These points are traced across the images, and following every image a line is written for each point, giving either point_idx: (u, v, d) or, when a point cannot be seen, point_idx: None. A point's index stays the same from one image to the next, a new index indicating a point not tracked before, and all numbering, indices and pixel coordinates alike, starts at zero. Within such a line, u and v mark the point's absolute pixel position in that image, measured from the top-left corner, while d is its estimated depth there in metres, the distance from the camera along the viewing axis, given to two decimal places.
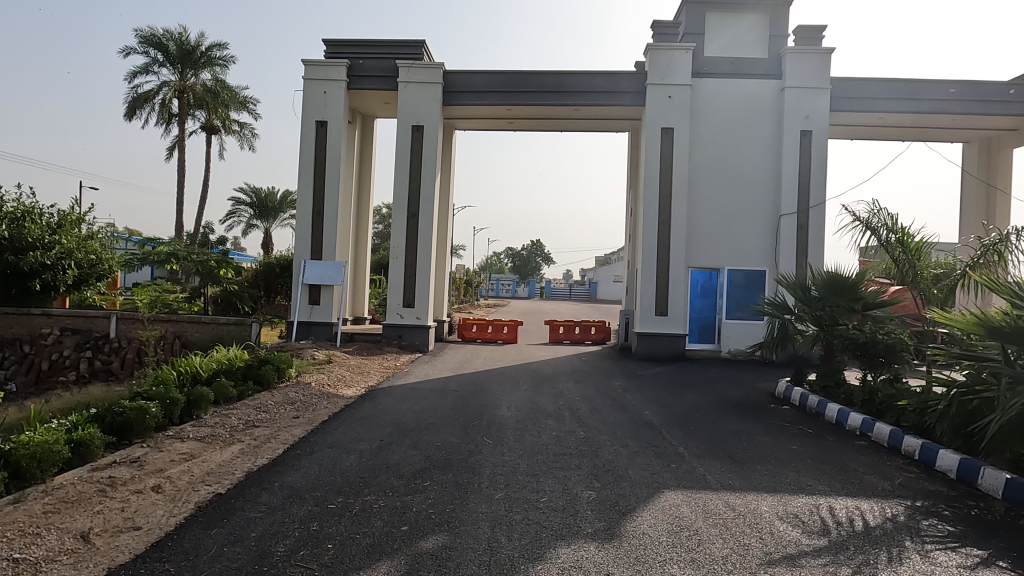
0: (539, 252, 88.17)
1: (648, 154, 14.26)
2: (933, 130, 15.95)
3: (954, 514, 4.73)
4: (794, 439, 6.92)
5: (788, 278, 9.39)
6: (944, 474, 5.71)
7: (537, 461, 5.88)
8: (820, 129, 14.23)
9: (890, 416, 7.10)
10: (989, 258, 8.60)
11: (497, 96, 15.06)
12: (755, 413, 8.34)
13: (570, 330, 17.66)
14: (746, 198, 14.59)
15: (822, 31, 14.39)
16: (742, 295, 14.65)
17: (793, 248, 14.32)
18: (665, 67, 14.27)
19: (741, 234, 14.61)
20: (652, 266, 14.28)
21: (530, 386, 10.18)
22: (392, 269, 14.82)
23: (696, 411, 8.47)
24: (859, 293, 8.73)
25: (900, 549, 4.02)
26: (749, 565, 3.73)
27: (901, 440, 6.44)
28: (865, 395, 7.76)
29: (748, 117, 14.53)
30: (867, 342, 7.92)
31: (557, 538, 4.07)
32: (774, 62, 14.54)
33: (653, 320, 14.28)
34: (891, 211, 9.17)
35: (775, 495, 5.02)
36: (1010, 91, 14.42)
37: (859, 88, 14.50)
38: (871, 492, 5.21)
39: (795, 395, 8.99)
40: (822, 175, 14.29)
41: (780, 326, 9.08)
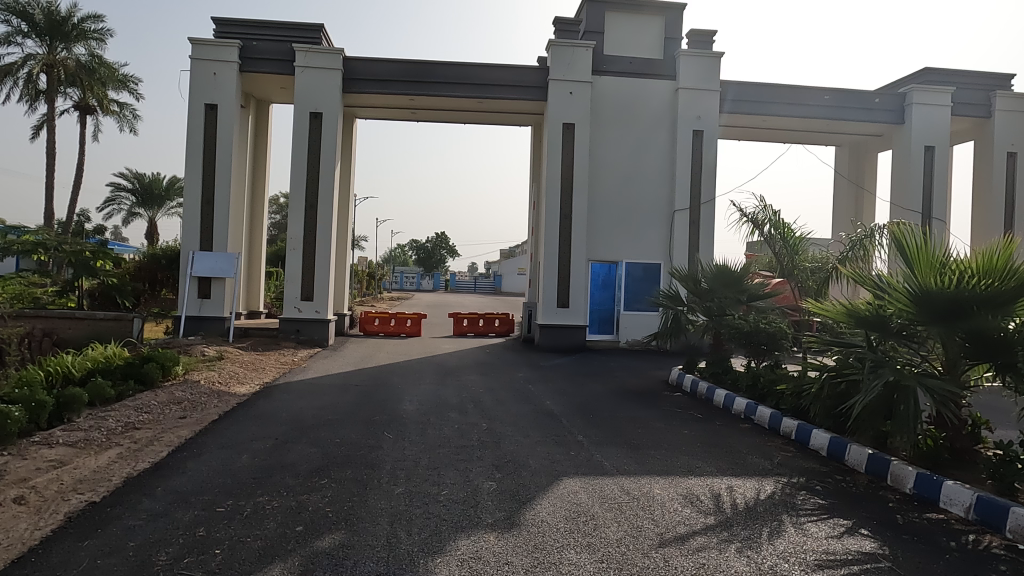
0: (445, 245, 87.54)
1: (550, 148, 14.49)
2: (811, 133, 17.13)
3: (824, 488, 5.14)
4: (685, 424, 7.28)
5: (681, 270, 9.83)
6: (816, 451, 6.21)
7: (438, 454, 5.85)
8: (711, 129, 14.97)
9: (771, 400, 7.58)
10: (858, 253, 9.34)
11: (401, 85, 14.79)
12: (651, 401, 8.70)
13: (474, 323, 17.68)
14: (643, 194, 15.12)
15: (711, 36, 15.14)
16: (639, 287, 15.22)
17: (686, 242, 15.02)
18: (567, 64, 14.54)
19: (638, 229, 15.14)
20: (554, 258, 14.55)
21: (434, 379, 10.12)
22: (289, 261, 14.26)
23: (597, 399, 8.73)
24: (745, 286, 9.27)
25: (777, 523, 4.32)
26: (642, 547, 3.88)
27: (780, 422, 6.92)
28: (750, 381, 8.26)
29: (645, 116, 15.05)
30: (751, 331, 8.43)
31: (457, 530, 4.06)
32: (668, 63, 15.15)
33: (556, 312, 14.56)
34: (774, 208, 9.81)
35: (667, 478, 5.25)
36: (876, 99, 15.61)
37: (745, 92, 15.41)
38: (753, 471, 5.57)
39: (687, 382, 9.49)
40: (713, 173, 15.02)
41: (673, 317, 9.56)
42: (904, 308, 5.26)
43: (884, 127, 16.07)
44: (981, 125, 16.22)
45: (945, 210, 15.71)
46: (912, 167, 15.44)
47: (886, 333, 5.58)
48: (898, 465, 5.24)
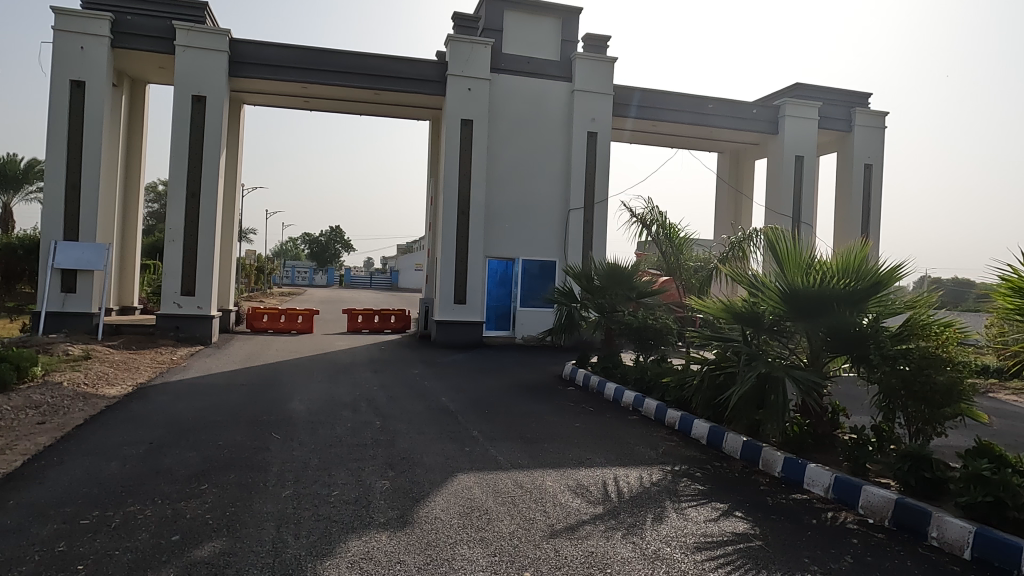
0: (339, 238, 85.06)
1: (448, 144, 14.43)
2: (696, 139, 18.09)
3: (704, 474, 5.46)
4: (577, 417, 7.48)
5: (574, 268, 10.11)
6: (697, 440, 6.58)
7: (329, 454, 5.69)
8: (605, 131, 15.47)
9: (658, 392, 7.95)
10: (737, 253, 9.97)
11: (292, 72, 14.20)
12: (545, 395, 8.87)
13: (369, 319, 17.31)
14: (540, 193, 15.36)
15: (605, 41, 15.62)
16: (535, 284, 15.49)
17: (580, 240, 15.46)
18: (465, 60, 14.53)
19: (535, 226, 15.38)
20: (451, 254, 14.53)
21: (326, 377, 9.82)
22: (168, 253, 13.35)
23: (492, 395, 8.79)
24: (634, 283, 9.65)
25: (660, 509, 4.53)
26: (534, 538, 3.95)
27: (665, 413, 7.29)
28: (638, 374, 8.61)
29: (542, 116, 15.32)
30: (639, 327, 8.79)
31: (348, 531, 3.96)
32: (564, 65, 15.50)
33: (452, 308, 14.56)
34: (661, 210, 10.43)
35: (559, 470, 5.38)
36: (754, 110, 16.73)
37: (636, 97, 16.04)
38: (640, 460, 5.82)
39: (580, 376, 9.78)
40: (606, 174, 15.54)
41: (567, 313, 9.85)
42: (775, 306, 5.68)
43: (760, 136, 17.24)
44: (842, 138, 17.76)
45: (812, 215, 17.08)
46: (784, 175, 16.68)
47: (759, 328, 6.01)
48: (769, 450, 5.66)
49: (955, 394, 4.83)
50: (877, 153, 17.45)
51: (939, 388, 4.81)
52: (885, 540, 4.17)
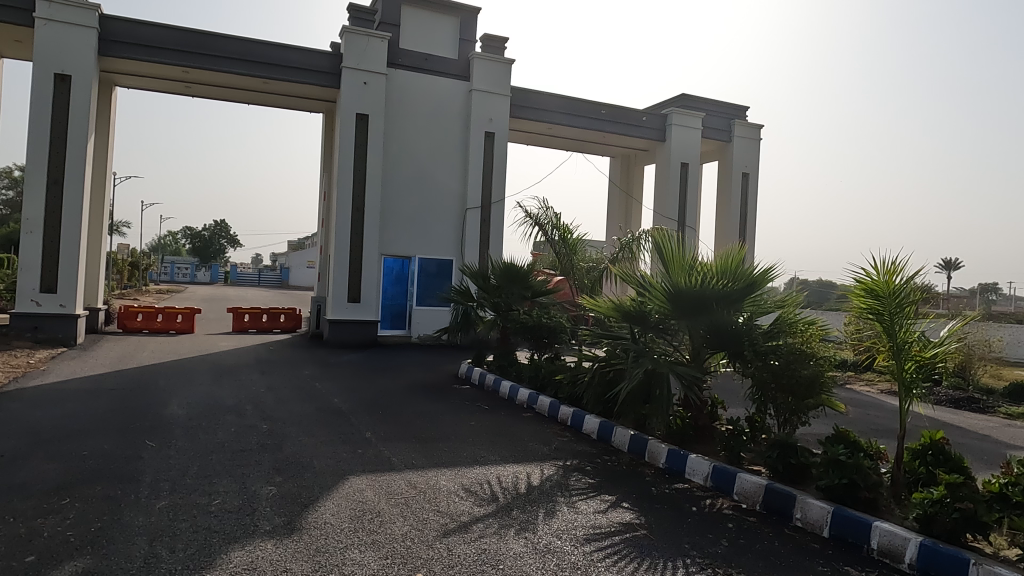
0: (224, 233, 80.59)
1: (342, 138, 14.03)
2: (590, 144, 18.67)
3: (594, 468, 5.64)
4: (473, 416, 7.51)
5: (472, 267, 10.14)
6: (588, 435, 6.80)
7: (210, 461, 5.37)
8: (502, 132, 15.63)
9: (551, 390, 8.12)
10: (627, 254, 10.36)
11: (172, 55, 13.30)
12: (440, 394, 8.84)
13: (257, 318, 16.53)
14: (437, 191, 15.27)
15: (502, 43, 15.77)
16: (431, 283, 15.39)
17: (477, 239, 15.54)
18: (361, 53, 14.19)
19: (431, 225, 15.27)
20: (345, 251, 14.16)
21: (207, 380, 9.27)
22: (25, 246, 12.12)
23: (386, 395, 8.64)
24: (530, 282, 9.79)
25: (551, 504, 4.63)
26: (427, 539, 3.92)
27: (558, 410, 7.46)
28: (532, 372, 8.76)
29: (440, 113, 15.23)
30: (534, 326, 8.95)
31: (230, 541, 3.77)
32: (462, 64, 15.49)
33: (346, 307, 14.20)
34: (556, 210, 10.69)
35: (453, 469, 5.38)
36: (643, 118, 17.48)
37: (532, 100, 16.32)
38: (533, 456, 5.92)
39: (475, 374, 9.82)
40: (503, 174, 15.70)
41: (463, 312, 9.88)
42: (661, 305, 5.95)
43: (650, 143, 18.04)
44: (722, 148, 18.91)
45: (696, 219, 18.06)
46: (671, 181, 17.53)
47: (646, 326, 6.27)
48: (654, 443, 5.94)
49: (817, 385, 5.28)
50: (753, 163, 18.71)
51: (804, 381, 5.24)
52: (756, 523, 4.49)
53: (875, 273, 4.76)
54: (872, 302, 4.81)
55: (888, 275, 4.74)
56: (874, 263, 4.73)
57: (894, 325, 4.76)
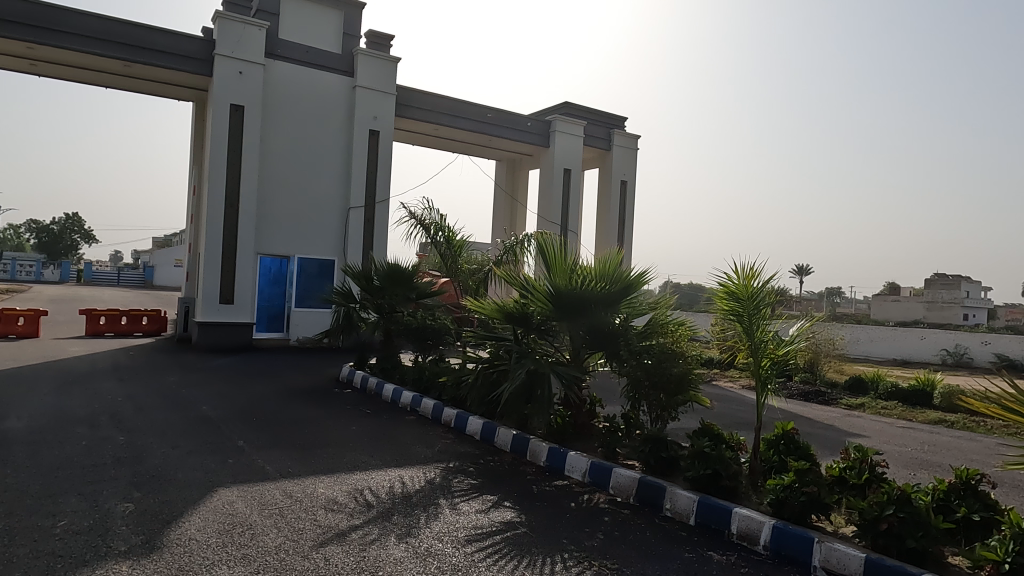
0: (76, 228, 73.44)
1: (214, 129, 13.23)
2: (477, 146, 18.81)
3: (476, 469, 5.67)
4: (354, 421, 7.31)
5: (353, 267, 9.78)
6: (471, 436, 6.83)
7: (56, 479, 4.87)
8: (387, 130, 15.38)
9: (435, 392, 8.07)
10: (512, 257, 10.51)
11: (14, 28, 11.95)
12: (320, 399, 8.55)
13: (115, 321, 15.20)
14: (318, 189, 14.75)
15: (388, 40, 15.52)
16: (311, 283, 14.84)
17: (360, 239, 15.19)
18: (236, 41, 13.44)
19: (312, 223, 14.72)
20: (216, 249, 13.36)
21: (54, 389, 8.40)
22: None
23: (261, 401, 8.22)
24: (414, 284, 9.58)
25: (433, 507, 4.60)
26: (302, 550, 3.77)
27: (441, 412, 7.43)
28: (416, 374, 8.66)
29: (322, 109, 14.73)
30: (418, 327, 8.90)
31: (78, 566, 3.43)
32: (345, 58, 15.07)
33: (217, 308, 13.41)
34: (440, 212, 10.73)
35: (331, 476, 5.21)
36: (528, 123, 17.82)
37: (418, 100, 16.19)
38: (416, 460, 5.86)
39: (357, 378, 9.59)
40: (387, 173, 15.45)
41: (345, 314, 9.65)
42: (543, 307, 6.08)
43: (535, 148, 18.42)
44: (603, 156, 19.66)
45: (578, 224, 18.64)
46: (554, 186, 17.97)
47: (529, 327, 6.36)
48: (535, 442, 6.07)
49: (686, 382, 5.62)
50: (631, 171, 19.60)
51: (674, 378, 5.56)
52: (630, 515, 4.70)
53: (737, 277, 5.14)
54: (733, 303, 5.19)
55: (748, 279, 5.15)
56: (735, 268, 5.12)
57: (753, 325, 5.16)
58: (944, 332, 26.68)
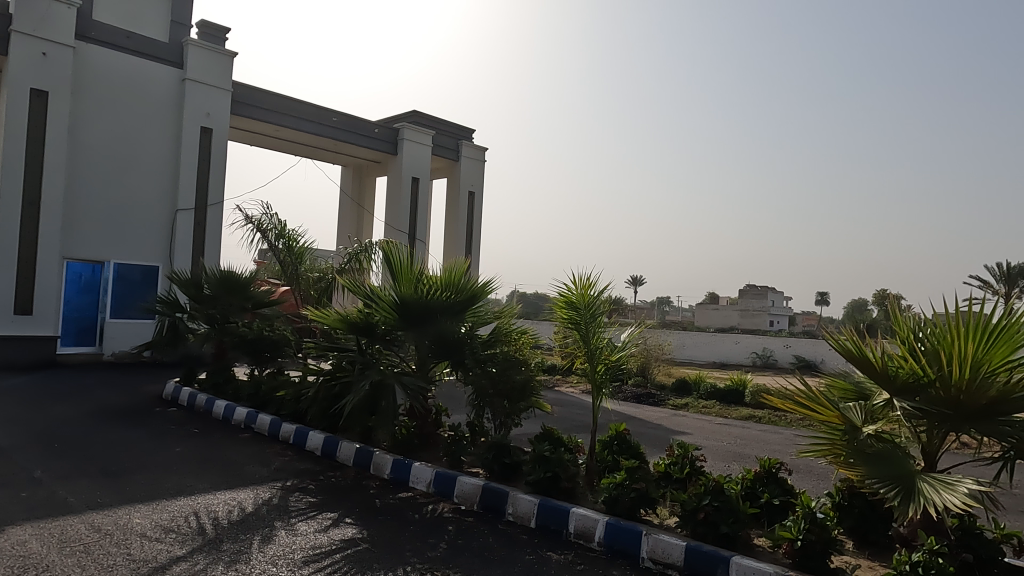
0: None
1: (9, 115, 11.59)
2: (321, 151, 18.18)
3: (317, 486, 5.43)
4: (179, 441, 6.71)
5: (182, 274, 9.11)
6: (311, 452, 6.54)
7: None
8: (221, 128, 14.37)
9: (273, 407, 7.63)
10: (357, 264, 10.28)
11: None
12: (138, 419, 7.75)
13: None
14: (140, 188, 13.42)
15: (223, 33, 14.56)
16: (130, 292, 13.45)
17: (189, 244, 14.02)
18: (38, 18, 11.92)
19: (131, 226, 13.35)
20: (10, 252, 11.69)
21: None
22: None
23: (65, 424, 7.29)
24: (250, 292, 9.00)
25: (268, 530, 4.34)
26: None
27: (279, 428, 7.05)
28: (252, 389, 8.12)
29: (145, 101, 13.44)
30: (254, 339, 8.34)
31: None
32: (173, 48, 13.90)
33: (10, 320, 11.71)
34: (281, 217, 10.24)
35: (150, 504, 4.74)
36: (376, 130, 17.55)
37: (257, 98, 15.35)
38: (250, 480, 5.50)
39: (183, 395, 8.83)
40: (221, 174, 14.42)
41: (171, 325, 8.99)
42: (387, 317, 5.98)
43: (383, 155, 18.14)
44: (451, 166, 19.82)
45: (426, 233, 18.60)
46: (402, 194, 17.79)
47: (373, 338, 6.19)
48: (379, 455, 5.94)
49: (528, 389, 5.80)
50: (479, 182, 19.92)
51: (517, 385, 5.72)
52: (473, 522, 4.74)
53: (575, 287, 5.41)
54: (572, 312, 5.46)
55: (584, 289, 5.43)
56: (573, 278, 5.39)
57: (589, 332, 5.45)
58: (754, 337, 29.90)
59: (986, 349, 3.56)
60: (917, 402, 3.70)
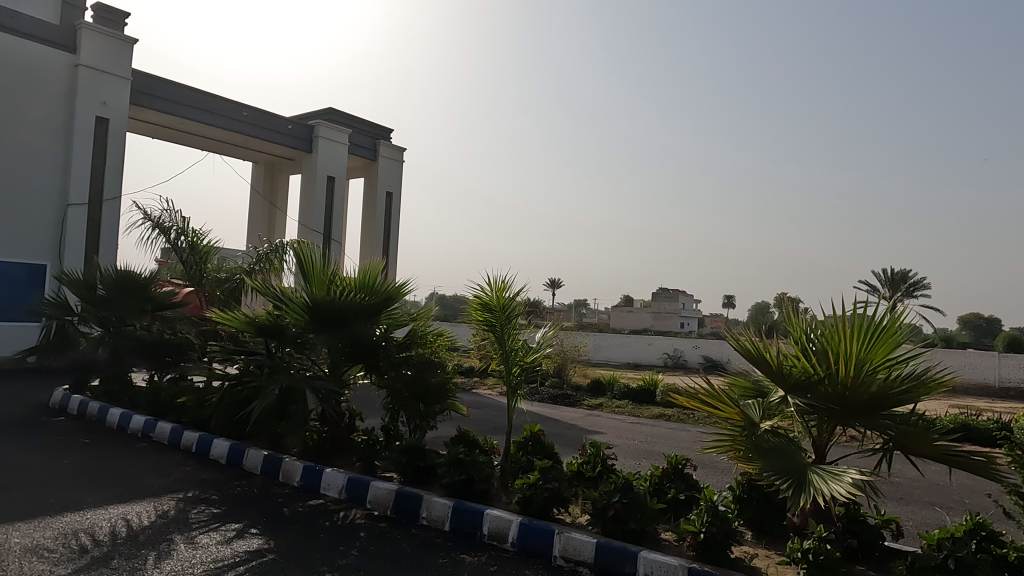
0: None
1: None
2: (231, 147, 17.45)
3: (220, 496, 5.19)
4: (67, 453, 6.24)
5: (73, 274, 8.48)
6: (216, 460, 6.25)
7: None
8: (120, 119, 13.43)
9: (173, 415, 7.24)
10: (266, 265, 9.92)
11: None
12: (21, 430, 7.15)
13: None
14: (26, 179, 12.45)
15: (122, 18, 13.72)
16: (13, 293, 12.42)
17: (82, 242, 13.05)
18: None
19: (14, 220, 12.33)
20: None
21: None
22: None
23: None
24: (150, 293, 8.45)
25: (164, 544, 4.11)
26: None
27: (181, 436, 6.70)
28: (150, 397, 7.67)
29: (31, 86, 12.45)
30: (154, 343, 7.89)
31: None
32: (65, 31, 12.95)
33: None
34: (183, 215, 9.74)
35: (32, 521, 4.38)
36: (289, 126, 16.98)
37: (159, 88, 14.54)
38: (146, 492, 5.19)
39: (73, 404, 8.22)
40: (119, 168, 13.49)
41: (59, 328, 8.33)
42: (298, 319, 5.80)
43: (297, 153, 17.58)
44: (368, 166, 19.47)
45: (342, 233, 18.18)
46: (317, 193, 17.31)
47: (283, 340, 5.98)
48: (288, 462, 5.75)
49: (444, 391, 5.77)
50: (397, 183, 19.68)
51: (432, 387, 5.72)
52: (386, 528, 4.67)
53: (490, 289, 5.43)
54: (486, 314, 5.47)
55: (499, 291, 5.46)
56: (488, 280, 5.41)
57: (504, 333, 5.48)
58: (665, 338, 30.98)
59: (869, 347, 3.85)
60: (809, 398, 3.94)
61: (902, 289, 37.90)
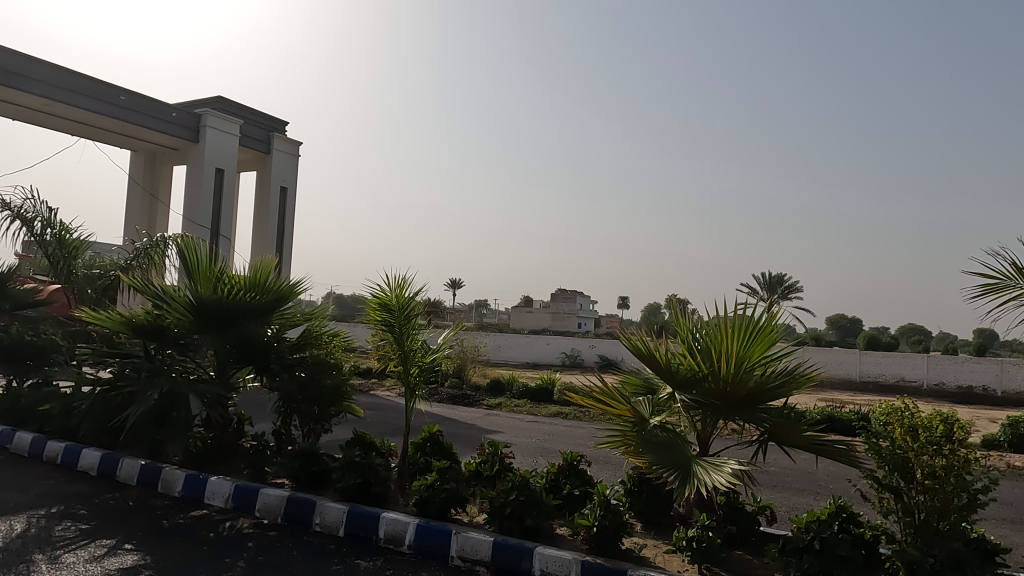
0: None
1: None
2: (106, 133, 16.14)
3: (89, 511, 4.78)
4: None
5: None
6: (85, 472, 5.76)
7: None
8: None
9: (34, 424, 6.60)
10: (144, 261, 9.25)
11: None
12: None
13: None
14: None
15: None
16: None
17: None
18: None
19: None
20: None
21: None
22: None
23: None
24: (8, 290, 7.67)
25: (22, 566, 3.74)
26: None
27: (43, 447, 6.12)
28: (7, 405, 6.94)
29: None
30: (12, 345, 7.15)
31: None
32: None
33: None
34: (48, 204, 8.87)
35: None
36: (173, 114, 15.89)
37: (21, 65, 13.21)
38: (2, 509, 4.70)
39: None
40: None
41: None
42: (181, 319, 5.45)
43: (182, 143, 16.51)
44: (261, 159, 18.61)
45: (231, 229, 17.29)
46: (205, 186, 16.36)
47: (164, 342, 5.58)
48: (169, 471, 5.39)
49: (339, 394, 5.62)
50: (292, 177, 18.95)
51: (327, 391, 5.52)
52: (276, 536, 4.48)
53: (389, 289, 5.34)
54: (384, 314, 5.37)
55: (398, 291, 5.38)
56: (387, 280, 5.31)
57: (403, 334, 5.40)
58: (563, 337, 31.68)
59: (747, 346, 4.11)
60: (694, 394, 4.15)
61: (778, 292, 40.80)
